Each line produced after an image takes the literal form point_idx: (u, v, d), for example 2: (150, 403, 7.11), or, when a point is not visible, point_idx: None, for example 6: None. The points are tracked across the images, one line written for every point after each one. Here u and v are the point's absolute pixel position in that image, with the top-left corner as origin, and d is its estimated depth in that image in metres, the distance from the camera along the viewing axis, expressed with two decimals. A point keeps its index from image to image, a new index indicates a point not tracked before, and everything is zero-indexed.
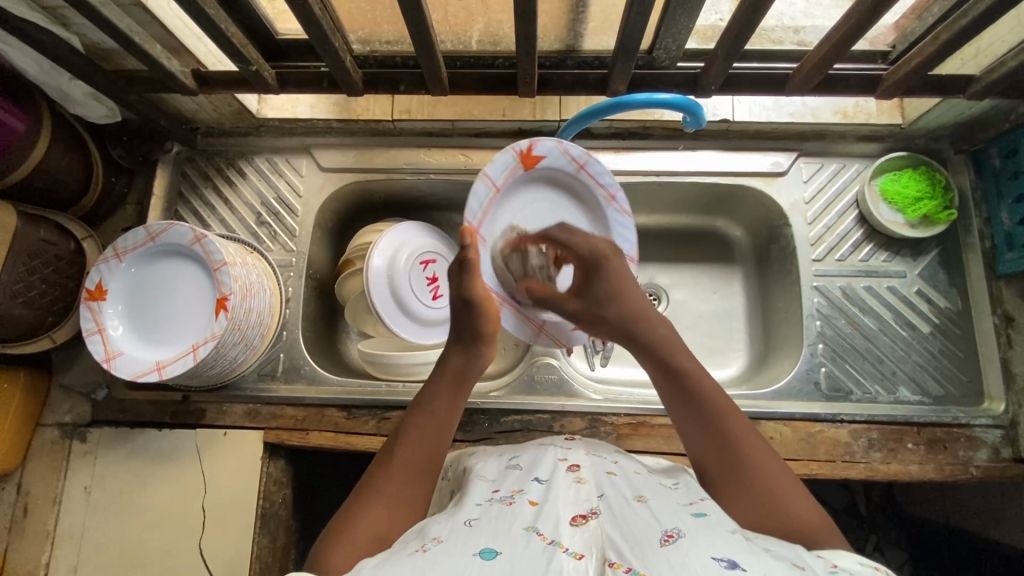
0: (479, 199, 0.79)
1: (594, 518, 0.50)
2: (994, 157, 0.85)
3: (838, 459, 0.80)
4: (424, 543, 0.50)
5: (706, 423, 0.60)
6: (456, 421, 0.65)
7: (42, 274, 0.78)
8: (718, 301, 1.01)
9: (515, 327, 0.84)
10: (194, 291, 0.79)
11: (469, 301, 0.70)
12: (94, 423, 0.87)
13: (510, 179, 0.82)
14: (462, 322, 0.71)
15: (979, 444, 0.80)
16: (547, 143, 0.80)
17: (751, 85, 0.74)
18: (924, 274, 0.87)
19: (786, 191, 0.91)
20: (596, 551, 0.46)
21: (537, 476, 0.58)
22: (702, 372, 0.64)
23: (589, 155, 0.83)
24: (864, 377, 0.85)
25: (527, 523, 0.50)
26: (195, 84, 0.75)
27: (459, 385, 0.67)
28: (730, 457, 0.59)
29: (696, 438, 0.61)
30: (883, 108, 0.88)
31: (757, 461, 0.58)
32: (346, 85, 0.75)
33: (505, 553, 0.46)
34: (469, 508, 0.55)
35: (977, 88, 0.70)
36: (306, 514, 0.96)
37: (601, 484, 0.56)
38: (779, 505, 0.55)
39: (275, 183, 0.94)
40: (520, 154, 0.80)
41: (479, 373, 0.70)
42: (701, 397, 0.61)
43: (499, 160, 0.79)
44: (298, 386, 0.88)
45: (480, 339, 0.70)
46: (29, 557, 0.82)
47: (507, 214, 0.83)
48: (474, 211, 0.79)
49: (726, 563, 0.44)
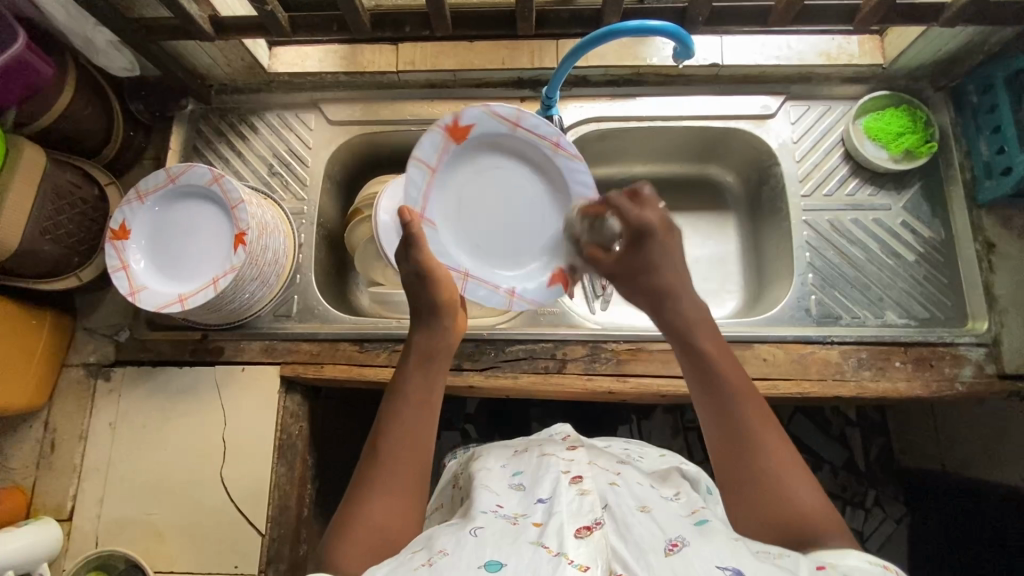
0: (416, 184, 0.80)
1: (599, 529, 0.49)
2: (972, 94, 0.89)
3: (829, 377, 0.84)
4: (430, 557, 0.49)
5: (721, 410, 0.59)
6: (434, 404, 0.65)
7: (68, 213, 0.83)
8: (711, 246, 1.06)
9: (484, 299, 0.83)
10: (192, 249, 0.83)
11: (422, 273, 0.72)
12: (118, 362, 0.91)
13: (444, 157, 0.82)
14: (422, 296, 0.72)
15: (964, 361, 0.84)
16: (471, 111, 0.80)
17: (737, 19, 0.79)
18: (908, 206, 0.92)
19: (776, 132, 0.95)
20: (602, 563, 0.46)
21: (540, 497, 0.56)
22: (725, 355, 0.62)
23: (519, 110, 0.81)
24: (854, 303, 0.88)
25: (532, 538, 0.49)
26: (213, 30, 0.80)
27: (425, 363, 0.68)
28: (740, 438, 0.57)
29: (712, 423, 0.59)
30: (865, 49, 0.92)
31: (773, 443, 0.57)
32: (356, 27, 0.79)
33: (510, 565, 0.46)
34: (474, 519, 0.54)
35: (948, 15, 0.75)
36: (322, 458, 0.99)
37: (604, 494, 0.55)
38: (789, 500, 0.54)
39: (286, 136, 0.98)
40: (447, 129, 0.80)
41: (449, 346, 0.71)
42: (721, 385, 0.60)
43: (426, 141, 0.79)
44: (312, 324, 0.92)
45: (439, 312, 0.71)
46: (57, 490, 0.86)
47: (452, 191, 0.84)
48: (414, 197, 0.80)
49: (731, 572, 0.44)
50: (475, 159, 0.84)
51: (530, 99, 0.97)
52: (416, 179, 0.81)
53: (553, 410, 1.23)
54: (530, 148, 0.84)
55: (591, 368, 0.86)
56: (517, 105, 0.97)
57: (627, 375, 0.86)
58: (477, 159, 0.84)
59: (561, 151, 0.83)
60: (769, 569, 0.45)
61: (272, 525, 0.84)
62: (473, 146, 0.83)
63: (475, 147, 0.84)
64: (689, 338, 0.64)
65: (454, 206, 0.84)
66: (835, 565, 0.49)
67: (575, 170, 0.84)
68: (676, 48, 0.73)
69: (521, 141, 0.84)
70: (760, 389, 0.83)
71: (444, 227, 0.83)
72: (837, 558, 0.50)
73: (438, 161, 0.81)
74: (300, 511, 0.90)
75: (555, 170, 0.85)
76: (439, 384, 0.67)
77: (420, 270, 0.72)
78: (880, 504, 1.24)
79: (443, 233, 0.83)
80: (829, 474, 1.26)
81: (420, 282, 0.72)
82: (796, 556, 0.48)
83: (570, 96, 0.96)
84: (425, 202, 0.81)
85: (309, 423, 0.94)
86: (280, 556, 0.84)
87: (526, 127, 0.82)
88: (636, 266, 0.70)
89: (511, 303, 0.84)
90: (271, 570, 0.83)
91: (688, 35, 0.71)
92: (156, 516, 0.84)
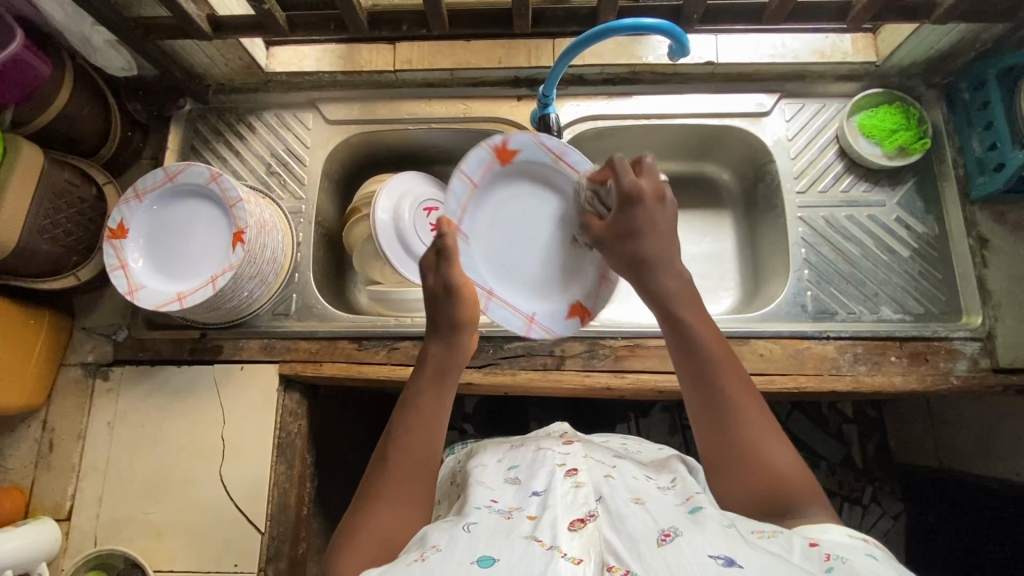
0: (457, 195, 0.81)
1: (592, 522, 0.50)
2: (964, 91, 0.90)
3: (825, 372, 0.85)
4: (423, 553, 0.49)
5: (700, 373, 0.62)
6: (444, 415, 0.66)
7: (66, 213, 0.83)
8: (708, 244, 1.07)
9: (503, 320, 0.82)
10: (196, 253, 0.83)
11: (450, 286, 0.72)
12: (116, 361, 0.91)
13: (487, 174, 0.82)
14: (439, 311, 0.72)
15: (958, 355, 0.85)
16: (522, 136, 0.82)
17: (731, 16, 0.80)
18: (902, 202, 0.92)
19: (771, 129, 0.95)
20: (595, 555, 0.46)
21: (534, 490, 0.57)
22: (702, 321, 0.65)
23: (565, 145, 0.83)
24: (848, 298, 0.89)
25: (525, 532, 0.49)
26: (211, 29, 0.80)
27: (440, 374, 0.69)
28: (720, 400, 0.60)
29: (693, 385, 0.62)
30: (858, 47, 0.93)
31: (750, 407, 0.60)
32: (353, 25, 0.80)
33: (503, 560, 0.45)
34: (469, 515, 0.55)
35: (940, 12, 0.76)
36: (321, 456, 0.99)
37: (598, 486, 0.55)
38: (766, 467, 0.57)
39: (283, 136, 0.98)
40: (496, 149, 0.82)
41: (464, 361, 0.72)
42: (699, 351, 0.62)
43: (474, 156, 0.80)
44: (310, 323, 0.92)
45: (458, 328, 0.71)
46: (55, 489, 0.86)
47: (486, 211, 0.84)
48: (453, 208, 0.81)
49: (723, 561, 0.44)
50: (509, 184, 0.85)
51: (527, 98, 0.98)
52: (457, 190, 0.81)
53: (551, 408, 1.23)
54: (566, 182, 0.85)
55: (589, 365, 0.87)
56: (515, 103, 0.97)
57: (625, 371, 0.87)
58: (514, 185, 0.85)
59: None
60: (763, 557, 0.44)
61: (272, 523, 0.84)
62: (515, 170, 0.84)
63: (518, 172, 0.85)
64: (671, 308, 0.66)
65: (489, 227, 0.84)
66: (822, 540, 0.49)
67: None
68: (671, 46, 0.73)
69: (560, 174, 0.85)
70: (757, 385, 0.84)
71: (476, 244, 0.83)
72: (820, 533, 0.51)
73: (481, 177, 0.82)
74: (299, 510, 0.90)
75: None
76: (451, 398, 0.68)
77: (448, 283, 0.72)
78: (877, 500, 1.24)
79: (473, 248, 0.82)
80: (827, 471, 1.26)
81: (442, 295, 0.72)
82: (788, 535, 0.50)
83: (566, 95, 0.96)
84: (463, 214, 0.82)
85: (308, 421, 0.94)
86: (279, 554, 0.84)
87: (568, 162, 0.83)
88: (623, 236, 0.71)
89: (529, 329, 0.83)
90: (270, 568, 0.83)
91: (683, 33, 0.72)
92: (154, 515, 0.84)
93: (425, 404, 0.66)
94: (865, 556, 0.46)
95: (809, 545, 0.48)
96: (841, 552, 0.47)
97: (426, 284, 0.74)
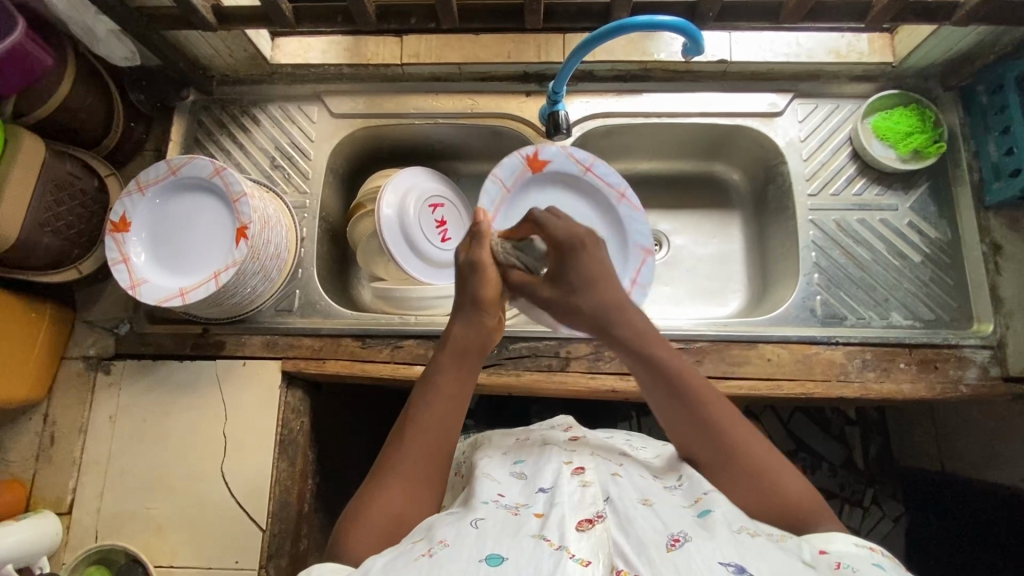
0: (489, 197, 0.88)
1: (600, 522, 0.49)
2: (981, 94, 0.88)
3: (834, 378, 0.84)
4: (430, 547, 0.48)
5: (690, 412, 0.60)
6: (466, 398, 0.65)
7: (67, 206, 0.82)
8: (717, 245, 1.05)
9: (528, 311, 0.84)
10: (206, 242, 0.82)
11: (475, 263, 0.71)
12: (117, 356, 0.90)
13: (520, 181, 0.90)
14: (465, 288, 0.71)
15: (968, 363, 0.84)
16: (551, 148, 0.89)
17: (746, 13, 0.79)
18: (915, 206, 0.91)
19: (783, 130, 0.94)
20: (603, 558, 0.46)
21: (540, 486, 0.56)
22: (679, 361, 0.63)
23: (593, 158, 0.90)
24: (858, 304, 0.88)
25: (533, 530, 0.48)
26: (215, 20, 0.79)
27: (459, 357, 0.66)
28: (715, 438, 0.59)
29: (686, 430, 0.60)
30: (875, 47, 0.92)
31: (747, 440, 0.59)
32: (361, 17, 0.78)
33: (512, 559, 0.45)
34: (475, 509, 0.54)
35: (961, 13, 0.74)
36: (324, 453, 0.99)
37: (606, 486, 0.55)
38: (776, 488, 0.56)
39: (288, 129, 0.97)
40: (527, 158, 0.89)
41: (487, 343, 0.69)
42: (683, 389, 0.61)
43: (507, 164, 0.89)
44: (314, 319, 0.91)
45: (481, 306, 0.69)
46: (57, 483, 0.85)
47: (515, 216, 0.91)
48: (486, 206, 0.88)
49: (734, 568, 0.43)
50: (539, 191, 0.92)
51: (536, 94, 0.96)
52: (490, 192, 0.88)
53: (552, 406, 1.23)
54: (596, 191, 0.92)
55: (594, 367, 0.86)
56: (523, 99, 0.96)
57: (631, 374, 0.86)
58: (546, 191, 0.92)
59: (625, 202, 0.91)
60: (772, 567, 0.44)
61: (274, 520, 0.83)
62: (547, 179, 0.92)
63: (549, 181, 0.92)
64: (647, 350, 0.64)
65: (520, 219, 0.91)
66: (831, 550, 0.49)
67: (634, 222, 0.90)
68: (686, 43, 0.72)
69: (588, 184, 0.92)
70: (765, 389, 0.83)
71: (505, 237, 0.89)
72: (827, 542, 0.50)
73: (513, 182, 0.90)
74: (301, 507, 0.89)
75: (616, 217, 0.91)
76: (472, 381, 0.66)
77: (473, 260, 0.71)
78: (877, 503, 1.23)
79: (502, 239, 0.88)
80: (828, 473, 1.25)
81: (472, 271, 0.71)
82: (796, 540, 0.50)
83: (575, 92, 0.95)
84: (494, 212, 0.89)
85: (310, 417, 0.94)
86: (280, 551, 0.84)
87: (596, 173, 0.91)
88: (574, 290, 0.70)
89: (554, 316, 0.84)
90: (271, 564, 0.83)
91: (697, 30, 0.70)
92: (156, 511, 0.84)
93: (444, 384, 0.64)
94: (874, 566, 0.46)
95: (818, 553, 0.48)
96: (851, 562, 0.47)
97: (457, 261, 0.73)
